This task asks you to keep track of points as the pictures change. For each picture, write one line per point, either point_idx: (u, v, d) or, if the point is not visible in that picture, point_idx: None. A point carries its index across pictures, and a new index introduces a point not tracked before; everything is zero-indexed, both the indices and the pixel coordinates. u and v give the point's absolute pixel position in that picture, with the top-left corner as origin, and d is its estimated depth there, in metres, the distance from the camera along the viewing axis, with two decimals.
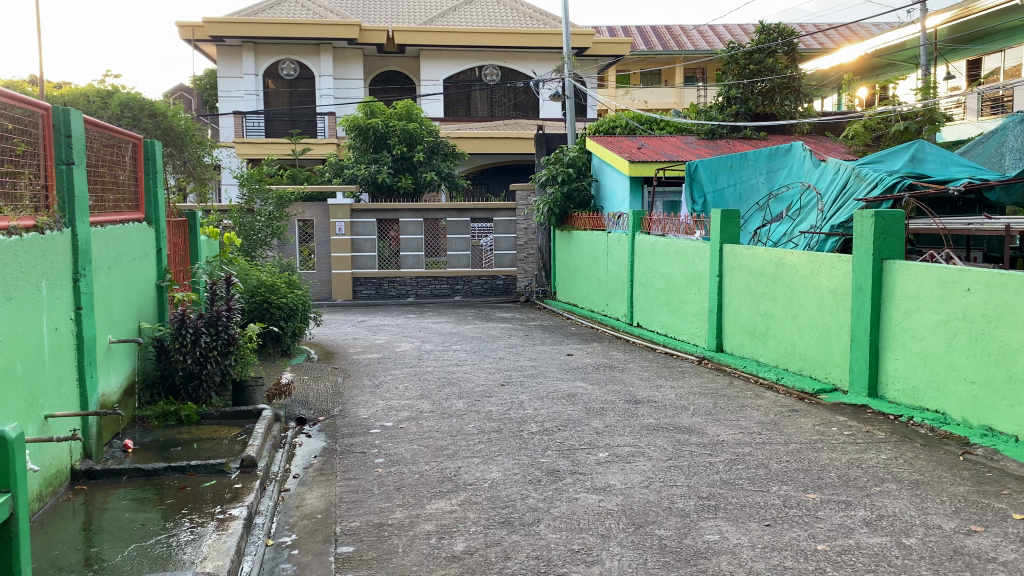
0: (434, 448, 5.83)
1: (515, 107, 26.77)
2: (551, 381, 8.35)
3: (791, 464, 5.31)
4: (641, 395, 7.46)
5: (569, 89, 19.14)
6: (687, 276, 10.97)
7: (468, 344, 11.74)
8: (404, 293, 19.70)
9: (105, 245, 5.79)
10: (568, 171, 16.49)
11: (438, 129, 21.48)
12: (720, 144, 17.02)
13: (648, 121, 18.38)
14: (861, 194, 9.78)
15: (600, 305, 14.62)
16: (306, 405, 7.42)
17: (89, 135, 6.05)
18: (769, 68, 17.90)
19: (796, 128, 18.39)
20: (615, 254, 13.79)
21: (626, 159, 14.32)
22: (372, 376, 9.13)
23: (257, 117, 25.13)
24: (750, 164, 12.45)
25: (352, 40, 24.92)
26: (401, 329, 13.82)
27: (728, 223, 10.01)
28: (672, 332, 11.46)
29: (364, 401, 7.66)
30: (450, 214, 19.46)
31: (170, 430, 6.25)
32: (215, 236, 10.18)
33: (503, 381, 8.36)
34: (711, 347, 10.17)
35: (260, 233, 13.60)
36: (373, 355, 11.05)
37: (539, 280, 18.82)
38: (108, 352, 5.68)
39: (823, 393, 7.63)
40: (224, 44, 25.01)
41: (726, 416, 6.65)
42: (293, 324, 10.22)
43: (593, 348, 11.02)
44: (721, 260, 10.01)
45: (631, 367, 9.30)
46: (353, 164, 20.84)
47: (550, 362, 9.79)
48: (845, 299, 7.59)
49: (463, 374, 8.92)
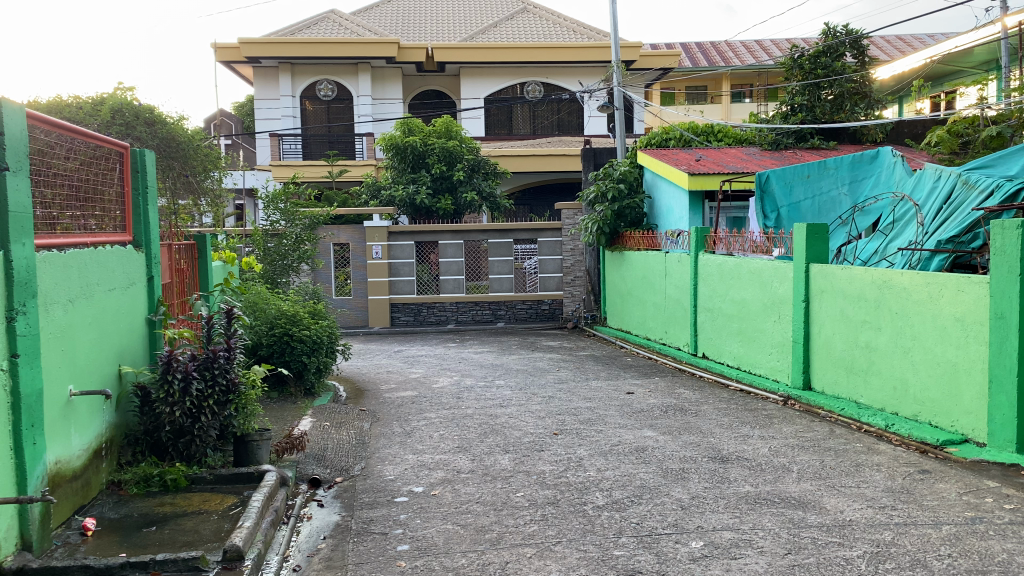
0: (473, 529, 4.55)
1: (558, 126, 25.60)
2: (613, 429, 7.02)
3: (958, 561, 3.89)
4: (728, 452, 6.11)
5: (619, 100, 17.79)
6: (765, 300, 9.58)
7: (513, 379, 10.46)
8: (445, 319, 18.53)
9: (61, 273, 4.65)
10: (619, 187, 15.20)
11: (478, 147, 20.40)
12: (787, 154, 15.60)
13: (705, 132, 17.04)
14: (973, 205, 8.36)
15: (659, 333, 13.23)
16: (320, 460, 6.22)
17: (55, 139, 4.94)
18: (838, 71, 16.39)
19: (867, 136, 16.76)
20: (674, 276, 12.45)
21: (685, 172, 12.98)
22: (403, 420, 7.91)
23: (294, 139, 24.43)
24: (830, 173, 10.97)
25: (390, 58, 24.04)
26: (440, 360, 12.61)
27: (814, 238, 8.64)
28: (746, 364, 10.05)
29: (390, 456, 6.43)
30: (491, 235, 18.29)
31: (150, 501, 5.09)
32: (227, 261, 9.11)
33: (557, 429, 7.07)
34: (797, 385, 8.74)
35: (286, 258, 12.49)
36: (408, 392, 9.81)
37: (588, 305, 17.49)
38: (63, 408, 4.55)
39: (951, 446, 6.18)
40: (260, 65, 24.37)
41: (843, 483, 5.25)
42: (317, 358, 9.08)
43: (656, 384, 9.67)
44: (808, 283, 8.63)
45: (705, 410, 7.93)
46: (390, 185, 19.85)
47: (609, 402, 8.46)
48: (977, 329, 6.16)
49: (510, 419, 7.63)
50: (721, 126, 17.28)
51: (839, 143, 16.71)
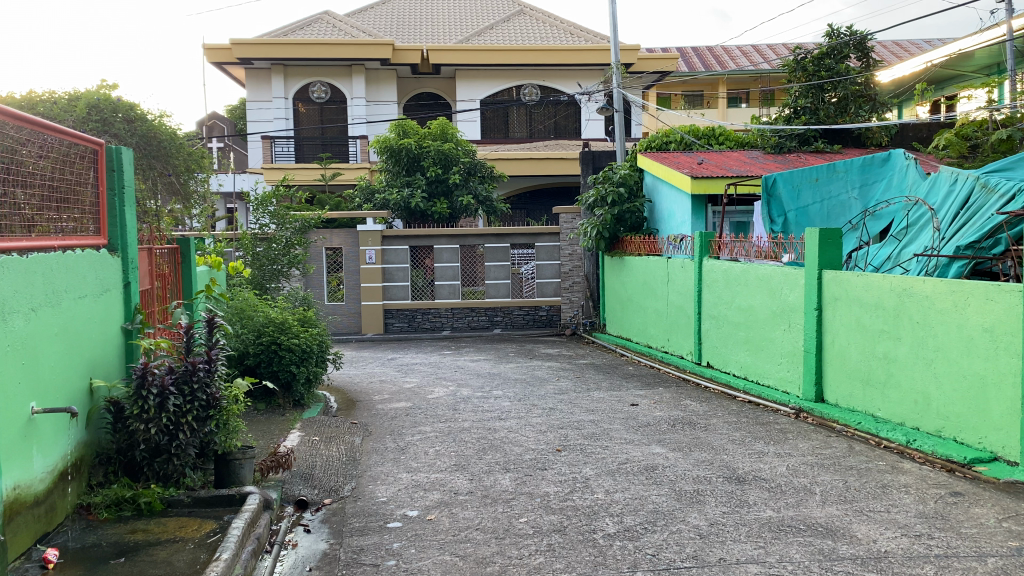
0: (473, 561, 4.15)
1: (556, 130, 25.27)
2: (619, 445, 6.64)
3: None
4: (744, 471, 5.73)
5: (619, 102, 17.42)
6: (774, 308, 9.22)
7: (511, 389, 10.06)
8: (439, 325, 18.11)
9: (22, 278, 4.24)
10: (619, 190, 14.84)
11: (474, 150, 20.00)
12: (791, 158, 15.26)
13: (705, 135, 16.72)
14: (993, 208, 8.03)
15: (660, 341, 12.85)
16: (308, 480, 5.82)
17: (22, 133, 4.52)
18: (843, 74, 16.13)
19: (872, 140, 16.44)
20: (677, 282, 12.09)
21: (688, 175, 12.60)
22: (397, 434, 7.49)
23: (286, 142, 23.99)
24: (839, 176, 10.60)
25: (385, 60, 23.67)
26: (434, 369, 12.20)
27: (827, 244, 8.28)
28: (754, 375, 9.68)
29: (383, 475, 6.04)
30: (488, 239, 17.91)
31: (121, 527, 4.67)
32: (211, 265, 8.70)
33: (559, 445, 6.68)
34: (809, 397, 8.37)
35: (275, 263, 12.07)
36: (402, 403, 9.40)
37: (586, 311, 17.05)
38: (22, 428, 4.13)
39: (980, 465, 5.80)
40: (253, 67, 23.98)
41: (871, 507, 4.86)
42: (306, 368, 8.69)
43: (660, 396, 9.28)
44: (820, 290, 8.26)
45: (715, 423, 7.55)
46: (385, 188, 19.46)
47: (613, 415, 8.07)
48: (1008, 340, 5.79)
49: (509, 434, 7.23)
50: (722, 129, 16.85)
51: (843, 146, 16.39)
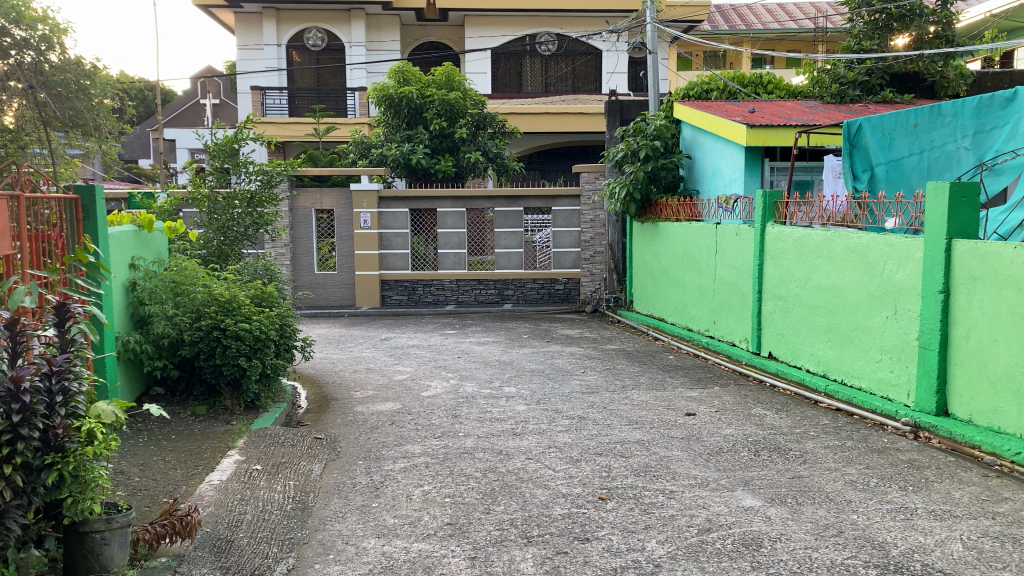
0: None
1: (573, 87, 22.77)
2: (691, 492, 4.55)
3: None
4: (905, 554, 3.64)
5: (651, 43, 15.01)
6: (873, 289, 7.08)
7: (527, 386, 7.99)
8: (443, 299, 16.06)
9: None
10: (653, 144, 12.63)
11: (485, 101, 17.77)
12: (856, 108, 12.97)
13: (753, 82, 14.47)
14: None
15: (705, 324, 10.76)
16: (222, 556, 3.77)
17: None
18: (916, 12, 13.85)
19: (946, 92, 14.12)
20: (728, 254, 9.98)
21: (743, 124, 10.38)
22: (374, 460, 5.42)
23: (279, 93, 21.54)
24: (947, 121, 8.26)
25: (386, 4, 21.28)
26: (434, 354, 10.10)
27: (960, 203, 6.10)
28: (839, 373, 7.57)
29: (339, 542, 3.97)
30: (498, 202, 15.72)
31: None
32: (123, 219, 6.83)
33: (603, 490, 4.58)
34: (927, 411, 6.27)
35: (239, 226, 9.19)
36: (388, 403, 7.34)
37: (610, 285, 14.84)
38: None
39: None
40: (243, 11, 21.73)
41: None
42: (260, 362, 6.59)
43: (723, 401, 7.16)
44: (949, 267, 6.11)
45: (815, 452, 5.43)
46: (382, 143, 17.27)
47: (667, 433, 5.98)
48: None
49: (529, 465, 5.14)
50: (771, 76, 14.58)
51: (913, 97, 14.03)
